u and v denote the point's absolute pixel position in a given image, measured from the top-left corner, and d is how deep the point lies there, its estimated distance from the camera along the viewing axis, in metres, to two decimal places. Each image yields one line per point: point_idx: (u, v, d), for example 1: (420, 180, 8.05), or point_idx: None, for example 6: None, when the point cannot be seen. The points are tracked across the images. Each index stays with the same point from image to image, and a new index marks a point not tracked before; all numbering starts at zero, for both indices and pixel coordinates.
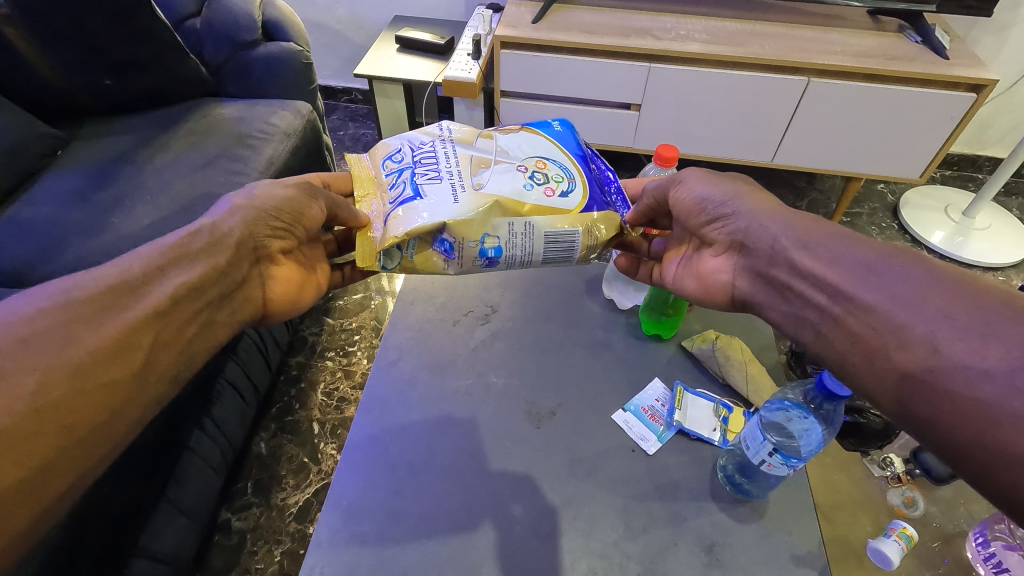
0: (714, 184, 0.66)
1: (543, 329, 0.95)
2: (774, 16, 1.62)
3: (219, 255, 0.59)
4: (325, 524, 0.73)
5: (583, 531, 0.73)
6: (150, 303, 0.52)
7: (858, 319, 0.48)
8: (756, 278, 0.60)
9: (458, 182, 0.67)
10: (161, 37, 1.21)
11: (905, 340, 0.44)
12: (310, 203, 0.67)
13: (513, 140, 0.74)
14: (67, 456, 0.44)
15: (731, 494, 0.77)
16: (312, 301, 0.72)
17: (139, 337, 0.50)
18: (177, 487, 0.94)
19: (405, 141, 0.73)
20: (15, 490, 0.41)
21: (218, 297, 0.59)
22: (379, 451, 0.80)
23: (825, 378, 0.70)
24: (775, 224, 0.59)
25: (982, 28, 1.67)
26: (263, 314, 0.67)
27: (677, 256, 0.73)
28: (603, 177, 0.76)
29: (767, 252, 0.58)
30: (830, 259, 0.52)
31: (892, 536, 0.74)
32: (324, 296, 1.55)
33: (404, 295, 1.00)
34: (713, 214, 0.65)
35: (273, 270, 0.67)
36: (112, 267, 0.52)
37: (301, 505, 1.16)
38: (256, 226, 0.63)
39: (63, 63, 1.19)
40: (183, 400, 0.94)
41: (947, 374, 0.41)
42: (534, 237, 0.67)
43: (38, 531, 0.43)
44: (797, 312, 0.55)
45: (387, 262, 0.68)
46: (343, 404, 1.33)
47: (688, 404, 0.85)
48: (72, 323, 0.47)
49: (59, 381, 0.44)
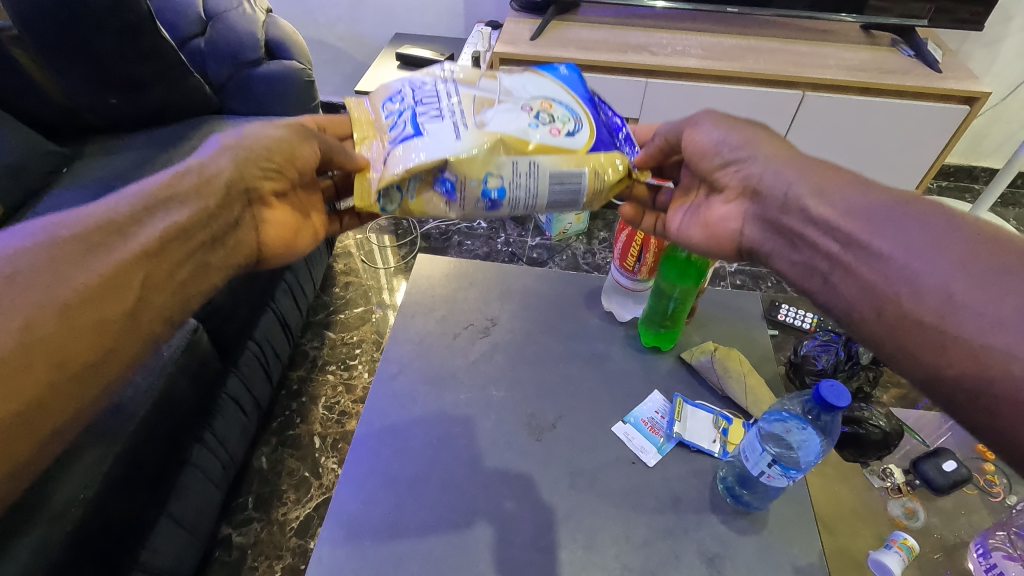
0: (728, 129, 0.66)
1: (542, 341, 0.96)
2: (769, 32, 1.65)
3: (208, 198, 0.61)
4: (325, 539, 0.73)
5: (584, 543, 0.73)
6: (137, 244, 0.54)
7: (869, 266, 0.51)
8: (765, 225, 0.63)
9: (460, 121, 0.63)
10: (167, 57, 1.22)
11: (918, 289, 0.47)
12: (303, 145, 0.67)
13: (517, 81, 0.70)
14: (60, 391, 0.46)
15: (731, 505, 0.77)
16: (307, 247, 0.74)
17: (127, 277, 0.52)
18: (177, 501, 0.93)
19: (406, 82, 0.69)
20: (12, 425, 0.43)
21: (210, 241, 0.61)
22: (380, 464, 0.80)
23: (823, 388, 0.69)
24: (789, 171, 0.61)
25: (974, 41, 1.70)
26: (258, 257, 0.69)
27: (683, 205, 0.73)
28: (613, 123, 0.72)
29: (778, 200, 0.60)
30: (844, 208, 0.55)
31: (893, 547, 0.75)
32: (326, 311, 1.56)
33: (404, 309, 1.00)
34: (726, 157, 0.65)
35: (266, 214, 0.68)
36: (100, 209, 0.55)
37: (302, 521, 1.16)
38: (245, 167, 0.65)
39: (69, 82, 1.21)
40: (187, 416, 0.94)
41: (959, 320, 0.43)
42: (539, 178, 0.64)
43: (39, 465, 0.45)
44: (806, 260, 0.58)
45: (386, 204, 0.65)
46: (343, 418, 1.33)
47: (688, 415, 0.85)
48: (60, 262, 0.49)
49: (49, 318, 0.46)
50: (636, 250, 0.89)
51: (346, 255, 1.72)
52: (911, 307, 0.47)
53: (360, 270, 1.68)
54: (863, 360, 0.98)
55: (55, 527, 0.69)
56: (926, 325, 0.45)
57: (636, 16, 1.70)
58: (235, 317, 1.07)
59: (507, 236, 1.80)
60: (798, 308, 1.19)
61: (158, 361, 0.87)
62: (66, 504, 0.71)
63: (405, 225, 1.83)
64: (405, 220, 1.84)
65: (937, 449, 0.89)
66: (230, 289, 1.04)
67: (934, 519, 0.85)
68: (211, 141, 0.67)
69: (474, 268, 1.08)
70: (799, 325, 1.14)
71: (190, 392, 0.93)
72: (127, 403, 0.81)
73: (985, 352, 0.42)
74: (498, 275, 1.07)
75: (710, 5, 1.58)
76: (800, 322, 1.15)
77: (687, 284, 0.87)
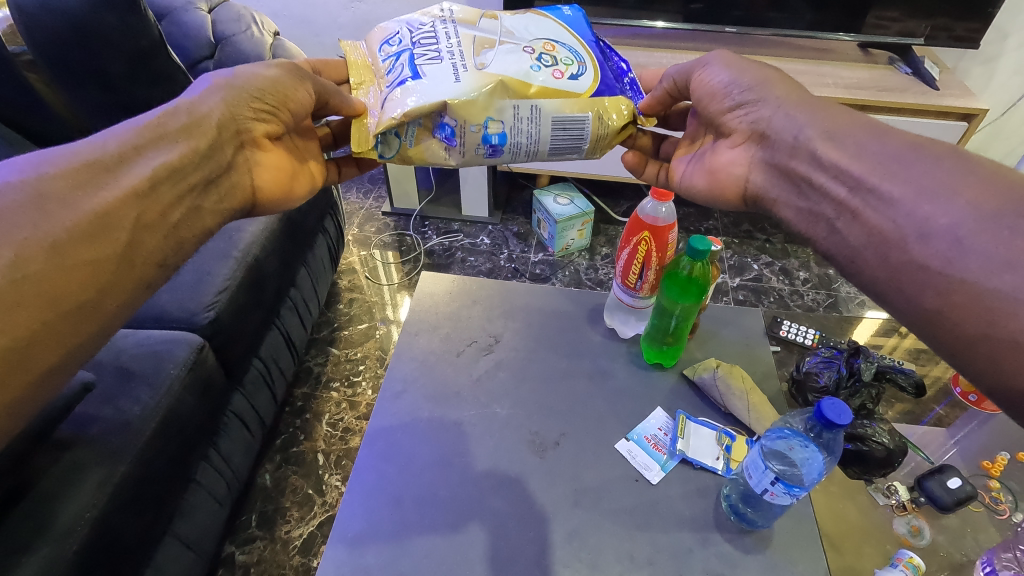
0: (737, 70, 0.70)
1: (545, 358, 0.96)
2: (767, 51, 1.67)
3: (198, 138, 0.63)
4: (330, 557, 0.73)
5: (588, 563, 0.73)
6: (127, 183, 0.56)
7: (874, 209, 0.52)
8: (771, 170, 0.65)
9: (459, 63, 0.69)
10: (176, 79, 1.26)
11: (926, 233, 0.47)
12: (298, 87, 0.71)
13: (519, 22, 0.76)
14: (51, 327, 0.49)
15: (736, 523, 0.77)
16: (305, 191, 0.78)
17: (117, 217, 0.54)
18: (182, 520, 0.94)
19: (403, 25, 0.76)
20: (9, 356, 0.46)
21: (203, 182, 0.63)
22: (383, 483, 0.80)
23: (824, 407, 0.70)
24: (801, 115, 0.63)
25: (971, 59, 1.73)
26: (255, 202, 0.72)
27: (688, 155, 0.78)
28: (619, 69, 0.79)
29: (785, 144, 0.63)
30: (857, 151, 0.56)
31: (899, 565, 0.75)
32: (330, 327, 1.57)
33: (409, 327, 1.01)
34: (736, 100, 0.69)
35: (260, 156, 0.71)
36: (88, 147, 0.56)
37: (304, 539, 1.16)
38: (237, 108, 0.67)
39: (82, 105, 1.25)
40: (195, 432, 0.95)
41: (960, 295, 0.44)
42: (541, 121, 0.70)
43: (37, 396, 0.49)
44: (812, 206, 0.59)
45: (385, 150, 0.71)
46: (347, 434, 1.33)
47: (690, 433, 0.86)
48: (47, 199, 0.51)
49: (37, 255, 0.49)
50: (638, 268, 0.90)
51: (350, 272, 1.74)
52: (909, 303, 0.48)
53: (364, 286, 1.69)
54: (865, 377, 0.98)
55: (62, 546, 0.69)
56: (925, 315, 0.46)
57: (636, 36, 1.73)
58: (241, 335, 1.07)
59: (510, 253, 1.81)
60: (799, 324, 1.19)
61: (162, 379, 0.88)
62: (73, 522, 0.71)
63: (409, 241, 1.85)
64: (408, 237, 1.86)
65: (941, 466, 0.88)
66: (236, 306, 1.05)
67: (940, 537, 0.85)
68: (203, 81, 0.69)
69: (478, 285, 1.09)
70: (801, 341, 1.14)
71: (196, 410, 0.94)
72: (133, 419, 0.82)
73: (984, 347, 0.42)
74: (502, 292, 1.08)
75: (709, 25, 1.61)
76: (803, 339, 1.15)
77: (687, 302, 0.86)
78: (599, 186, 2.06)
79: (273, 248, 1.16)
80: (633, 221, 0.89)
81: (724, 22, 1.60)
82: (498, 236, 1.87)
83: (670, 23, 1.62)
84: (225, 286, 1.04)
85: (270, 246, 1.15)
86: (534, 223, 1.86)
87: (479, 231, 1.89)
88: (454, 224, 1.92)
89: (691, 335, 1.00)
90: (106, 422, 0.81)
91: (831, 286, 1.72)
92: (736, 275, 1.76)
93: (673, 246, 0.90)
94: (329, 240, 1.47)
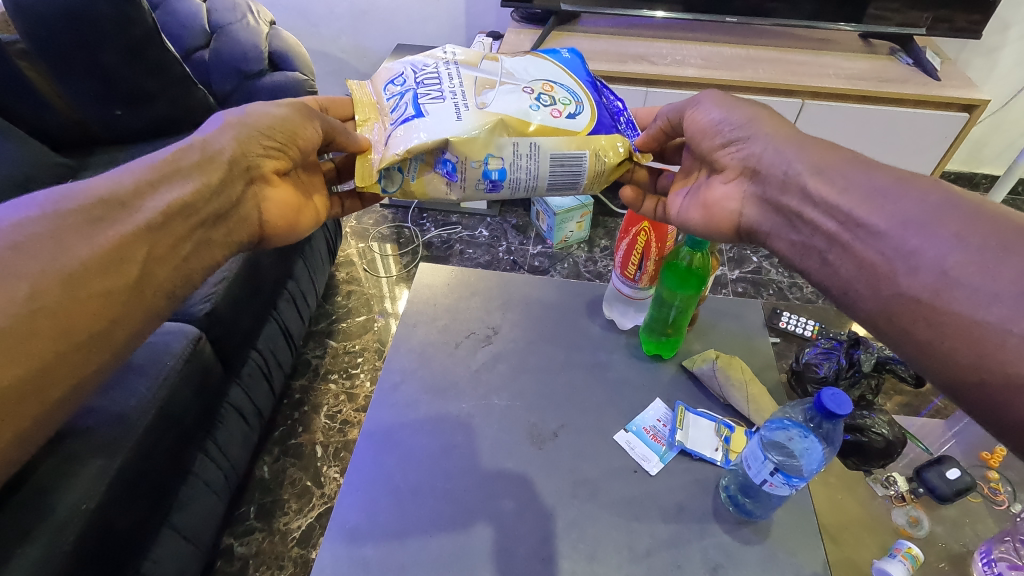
0: (730, 108, 0.69)
1: (544, 350, 0.96)
2: (768, 41, 1.66)
3: (210, 173, 0.63)
4: (327, 549, 0.73)
5: (586, 554, 0.73)
6: (140, 218, 0.56)
7: (863, 243, 0.51)
8: (764, 205, 0.65)
9: (461, 102, 0.69)
10: (172, 69, 1.23)
11: (914, 265, 0.47)
12: (306, 125, 0.71)
13: (518, 64, 0.76)
14: (64, 358, 0.48)
15: (734, 514, 0.77)
16: (309, 227, 0.76)
17: (130, 251, 0.54)
18: (179, 512, 0.93)
19: (406, 66, 0.76)
20: (18, 387, 0.45)
21: (212, 217, 0.62)
22: (381, 475, 0.80)
23: (824, 398, 0.69)
24: (790, 150, 0.63)
25: (972, 50, 1.71)
26: (261, 236, 0.71)
27: (683, 189, 0.76)
28: (614, 108, 0.78)
29: (777, 183, 0.62)
30: (846, 186, 0.55)
31: (897, 556, 0.75)
32: (328, 320, 1.56)
33: (407, 318, 1.00)
34: (728, 136, 0.69)
35: (268, 192, 0.70)
36: (104, 181, 0.56)
37: (303, 530, 1.16)
38: (248, 145, 0.67)
39: (76, 94, 1.23)
40: (193, 423, 0.94)
41: (954, 297, 0.44)
42: (540, 159, 0.69)
43: (44, 426, 0.48)
44: (804, 240, 0.59)
45: (387, 185, 0.70)
46: (345, 426, 1.33)
47: (690, 424, 0.85)
48: (65, 232, 0.51)
49: (53, 286, 0.48)
50: (637, 259, 0.89)
51: (349, 264, 1.73)
52: (902, 305, 0.47)
53: (362, 279, 1.68)
54: (865, 368, 0.98)
55: (58, 537, 0.69)
56: (919, 322, 0.46)
57: (635, 27, 1.72)
58: (238, 327, 1.07)
59: (508, 245, 1.81)
60: (799, 315, 1.18)
61: (158, 371, 0.88)
62: (68, 513, 0.71)
63: (407, 233, 1.84)
64: (406, 229, 1.85)
65: (939, 456, 0.88)
66: (233, 299, 1.05)
67: (938, 528, 0.85)
68: (215, 118, 0.69)
69: (477, 277, 1.08)
70: (801, 332, 1.14)
71: (193, 403, 0.93)
72: (129, 412, 0.82)
73: (978, 340, 0.42)
74: (501, 284, 1.07)
75: (709, 15, 1.60)
76: (801, 330, 1.14)
77: (687, 293, 0.86)
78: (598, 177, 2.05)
79: None
80: (633, 212, 0.88)
81: (725, 12, 1.59)
82: (497, 228, 1.86)
83: (670, 14, 1.60)
84: (222, 278, 1.03)
85: None
86: (533, 215, 1.85)
87: (478, 223, 1.89)
88: (453, 216, 1.91)
89: (690, 326, 1.00)
90: (102, 414, 0.80)
91: None
92: (735, 266, 1.75)
93: (673, 237, 0.89)
94: (327, 233, 1.46)
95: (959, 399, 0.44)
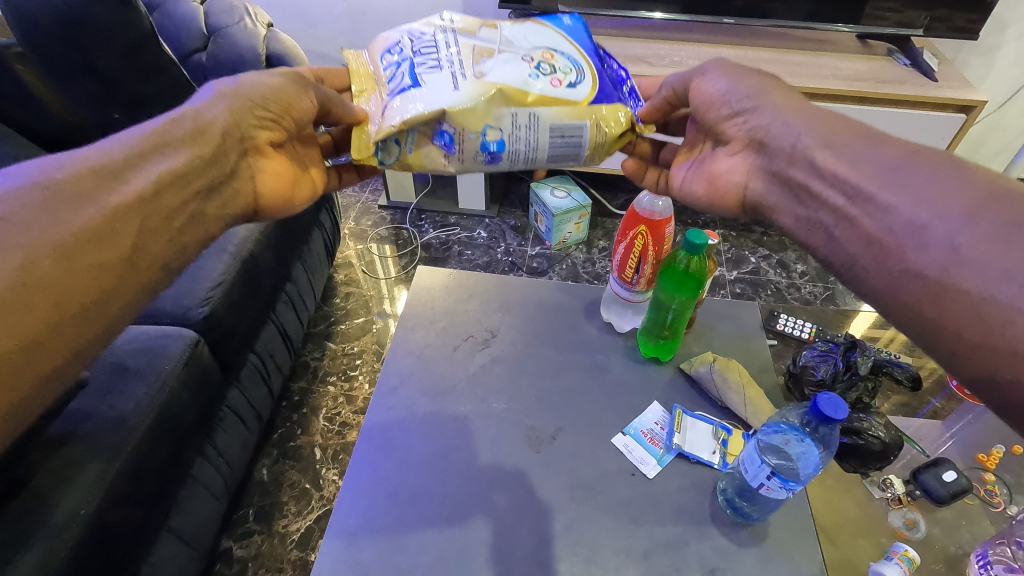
0: (736, 78, 0.69)
1: (542, 353, 0.96)
2: (766, 42, 1.66)
3: (203, 145, 0.63)
4: (326, 552, 0.73)
5: (584, 556, 0.73)
6: (132, 189, 0.56)
7: (871, 217, 0.52)
8: (769, 178, 0.64)
9: (459, 71, 0.69)
10: (167, 71, 1.24)
11: (923, 242, 0.47)
12: (300, 96, 0.70)
13: (518, 31, 0.75)
14: (58, 330, 0.49)
15: (731, 517, 0.77)
16: (305, 200, 0.76)
17: (123, 223, 0.54)
18: (178, 516, 0.94)
19: (404, 34, 0.75)
20: (13, 358, 0.46)
21: (206, 188, 0.62)
22: (380, 478, 0.80)
23: (820, 402, 0.69)
24: (798, 123, 0.62)
25: (970, 50, 1.72)
26: (256, 208, 0.71)
27: (686, 161, 0.77)
28: (617, 77, 0.77)
29: (785, 155, 0.62)
30: (853, 160, 0.55)
31: (894, 558, 0.75)
32: (327, 322, 1.56)
33: (405, 321, 1.01)
34: (734, 108, 0.68)
35: (262, 164, 0.70)
36: (96, 152, 0.56)
37: (302, 533, 1.16)
38: (241, 116, 0.67)
39: (74, 97, 1.23)
40: (191, 426, 0.94)
41: (963, 274, 0.44)
42: (539, 129, 0.69)
43: (42, 397, 0.48)
44: (811, 214, 0.59)
45: (385, 157, 0.70)
46: (344, 428, 1.33)
47: (687, 427, 0.86)
48: (57, 203, 0.51)
49: (46, 256, 0.49)
50: (635, 262, 0.89)
51: (347, 266, 1.73)
52: (909, 285, 0.47)
53: (361, 280, 1.69)
54: (862, 371, 0.97)
55: (57, 542, 0.69)
56: (924, 304, 0.46)
57: (633, 28, 1.72)
58: (236, 330, 1.07)
59: (507, 246, 1.81)
60: (796, 317, 1.18)
61: (157, 375, 0.88)
62: (67, 518, 0.71)
63: (406, 235, 1.84)
64: (405, 231, 1.85)
65: (936, 459, 0.89)
66: (231, 302, 1.04)
67: (935, 530, 0.85)
68: (208, 89, 0.68)
69: (475, 279, 1.08)
70: (798, 334, 1.14)
71: (192, 406, 0.93)
72: (128, 416, 0.82)
73: (987, 322, 0.42)
74: (499, 286, 1.07)
75: (707, 16, 1.60)
76: (800, 332, 1.14)
77: (684, 296, 0.86)
78: (596, 178, 2.05)
79: (269, 242, 1.16)
80: (630, 215, 0.89)
81: (723, 13, 1.59)
82: (495, 230, 1.86)
83: (668, 15, 1.60)
84: (219, 281, 1.03)
85: (265, 241, 1.14)
86: (532, 216, 1.85)
87: (477, 224, 1.89)
88: (451, 217, 1.91)
89: (688, 328, 1.00)
90: (100, 419, 0.81)
91: (828, 280, 1.72)
92: (734, 267, 1.76)
93: (670, 239, 0.90)
94: (325, 234, 1.46)
95: (963, 378, 0.44)
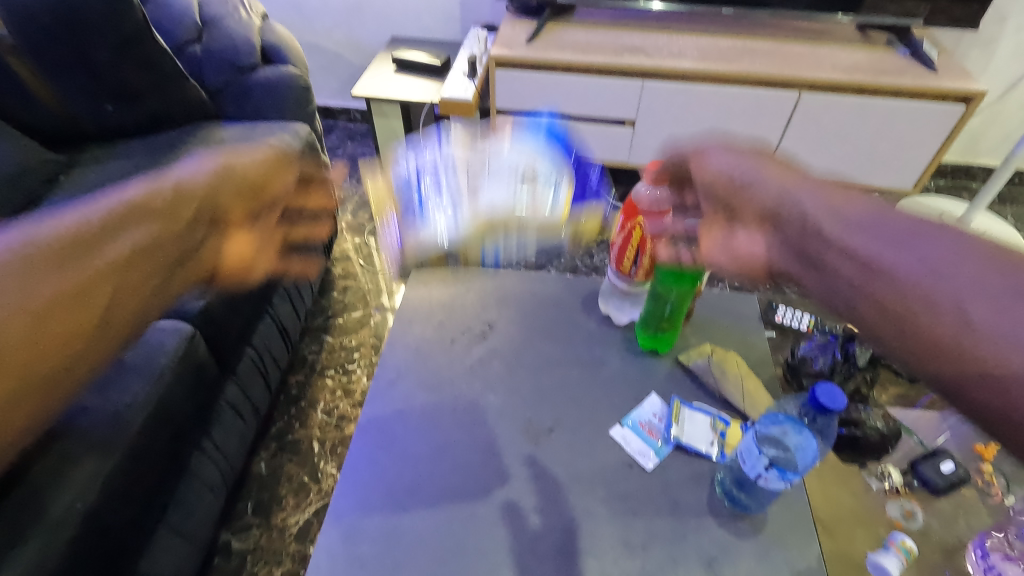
0: (732, 155, 0.62)
1: (540, 345, 0.96)
2: (765, 33, 1.65)
3: (175, 218, 0.62)
4: (324, 545, 0.73)
5: (582, 548, 0.73)
6: (103, 260, 0.55)
7: (881, 281, 0.45)
8: (789, 254, 0.54)
9: None
10: (162, 65, 1.21)
11: (934, 306, 0.42)
12: (271, 171, 0.76)
13: None
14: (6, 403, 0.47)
15: (729, 508, 0.77)
16: (264, 273, 0.74)
17: (94, 292, 0.54)
18: (176, 509, 0.94)
19: None
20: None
21: (174, 259, 0.61)
22: (377, 471, 0.80)
23: (818, 391, 0.69)
24: (804, 193, 0.54)
25: (971, 41, 1.71)
26: (218, 278, 0.69)
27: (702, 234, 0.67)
28: None
29: (802, 230, 0.52)
30: (859, 230, 0.48)
31: (892, 550, 0.78)
32: (324, 316, 1.56)
33: (403, 314, 1.00)
34: (735, 182, 0.61)
35: (230, 236, 0.69)
36: (68, 222, 0.55)
37: (301, 526, 1.16)
38: (221, 188, 0.68)
39: (66, 89, 1.22)
40: (189, 420, 0.94)
41: (985, 344, 0.39)
42: None
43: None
44: (828, 285, 0.49)
45: None
46: (342, 422, 1.33)
47: (685, 419, 0.86)
48: (33, 268, 0.51)
49: (16, 323, 0.48)
50: (633, 253, 0.89)
51: (344, 259, 1.73)
52: (930, 352, 0.41)
53: (358, 274, 1.68)
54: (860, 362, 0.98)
55: (54, 537, 0.69)
56: (947, 367, 0.41)
57: (632, 18, 1.70)
58: (233, 324, 1.06)
59: None
60: (794, 309, 1.18)
61: (153, 369, 0.87)
62: (64, 513, 0.70)
63: None
64: None
65: (934, 451, 0.90)
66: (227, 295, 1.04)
67: (933, 520, 0.85)
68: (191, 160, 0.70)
69: (472, 272, 1.08)
70: (796, 326, 1.14)
71: (188, 401, 0.93)
72: (124, 410, 0.82)
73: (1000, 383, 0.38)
74: (496, 279, 1.07)
75: (706, 6, 1.58)
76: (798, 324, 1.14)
77: (682, 287, 0.86)
78: None
79: None
80: (628, 207, 0.88)
81: (722, 3, 1.57)
82: None
83: (667, 5, 1.59)
84: None
85: None
86: None
87: None
88: None
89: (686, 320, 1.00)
90: (97, 413, 0.80)
91: None
92: None
93: None
94: (321, 228, 1.45)
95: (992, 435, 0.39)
